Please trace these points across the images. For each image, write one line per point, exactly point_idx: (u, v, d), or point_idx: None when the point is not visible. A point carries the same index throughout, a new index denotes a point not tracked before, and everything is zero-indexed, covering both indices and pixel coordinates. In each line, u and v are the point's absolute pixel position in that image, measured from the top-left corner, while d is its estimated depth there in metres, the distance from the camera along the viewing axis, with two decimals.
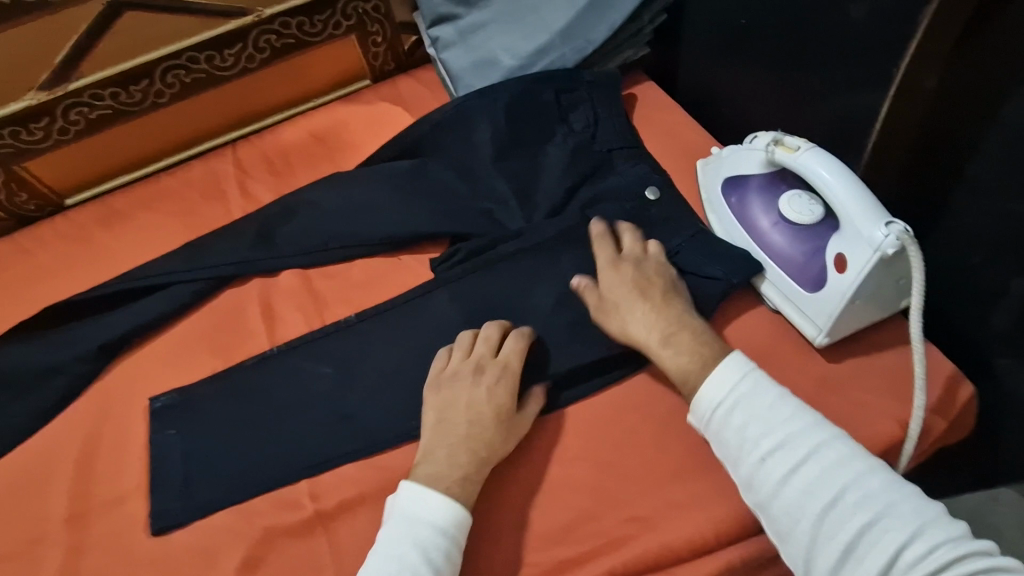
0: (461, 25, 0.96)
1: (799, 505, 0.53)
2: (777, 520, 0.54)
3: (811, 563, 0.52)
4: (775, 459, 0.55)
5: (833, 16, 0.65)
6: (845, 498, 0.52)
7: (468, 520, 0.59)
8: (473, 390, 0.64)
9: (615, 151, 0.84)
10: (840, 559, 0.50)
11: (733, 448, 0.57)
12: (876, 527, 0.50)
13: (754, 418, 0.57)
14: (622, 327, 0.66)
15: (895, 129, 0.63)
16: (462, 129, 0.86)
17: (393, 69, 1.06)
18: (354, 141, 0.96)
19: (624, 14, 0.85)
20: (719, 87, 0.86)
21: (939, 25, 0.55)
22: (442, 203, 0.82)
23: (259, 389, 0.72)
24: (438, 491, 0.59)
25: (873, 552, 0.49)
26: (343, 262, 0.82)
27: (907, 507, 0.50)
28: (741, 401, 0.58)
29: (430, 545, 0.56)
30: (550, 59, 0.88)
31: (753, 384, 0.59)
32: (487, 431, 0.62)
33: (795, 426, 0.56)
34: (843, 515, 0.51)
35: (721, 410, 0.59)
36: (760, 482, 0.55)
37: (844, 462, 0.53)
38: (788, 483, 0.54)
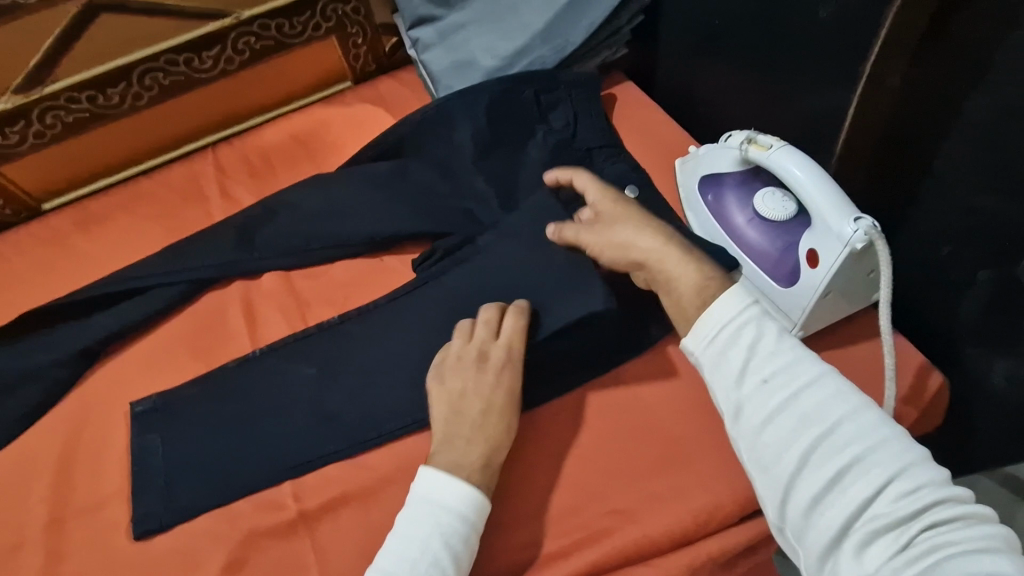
0: (441, 27, 0.96)
1: (784, 441, 0.49)
2: (756, 453, 0.51)
3: (786, 500, 0.49)
4: (766, 393, 0.51)
5: (802, 16, 0.66)
6: (833, 436, 0.48)
7: (487, 506, 0.60)
8: (479, 377, 0.64)
9: (594, 150, 0.85)
10: (819, 498, 0.47)
11: (722, 379, 0.53)
12: (860, 469, 0.47)
13: (749, 350, 0.53)
14: (630, 237, 0.66)
15: (862, 127, 0.65)
16: (443, 129, 0.86)
17: (374, 70, 1.06)
18: (335, 143, 0.96)
19: (602, 15, 0.86)
20: (696, 87, 0.88)
21: (901, 27, 0.57)
22: (423, 204, 0.82)
23: (241, 391, 0.72)
24: (461, 478, 0.59)
25: (853, 493, 0.46)
26: (326, 263, 0.83)
27: (897, 451, 0.47)
28: (735, 332, 0.54)
29: (450, 532, 0.57)
30: (530, 60, 0.89)
31: (752, 317, 0.54)
32: (500, 415, 0.63)
33: (792, 361, 0.52)
34: (829, 455, 0.48)
35: (713, 342, 0.55)
36: (746, 415, 0.52)
37: (839, 400, 0.49)
38: (776, 417, 0.50)
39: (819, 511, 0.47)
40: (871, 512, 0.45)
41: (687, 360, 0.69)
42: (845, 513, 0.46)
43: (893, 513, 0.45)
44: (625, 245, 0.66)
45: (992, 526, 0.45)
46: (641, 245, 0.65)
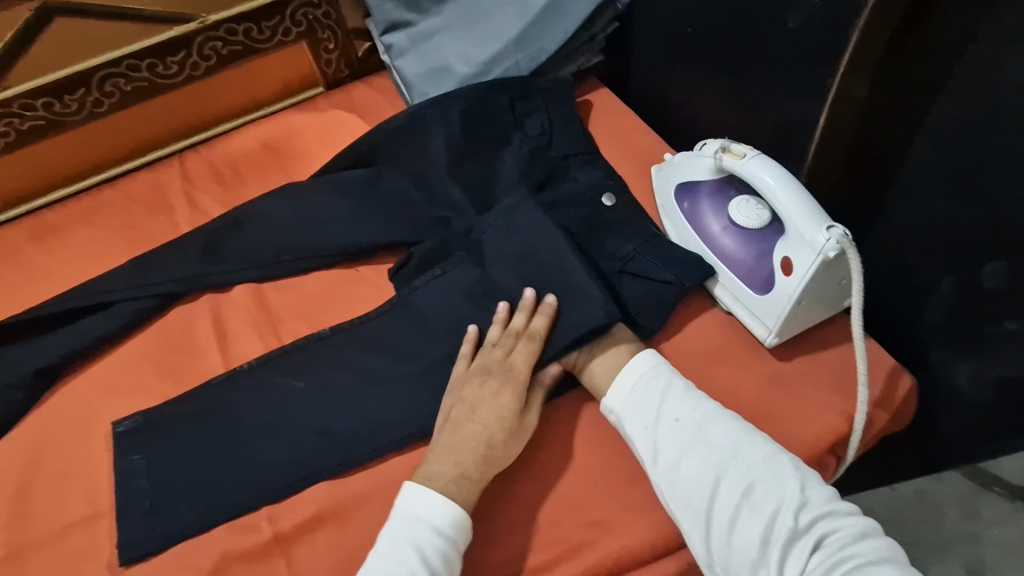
0: (415, 32, 0.95)
1: (695, 476, 0.56)
2: (677, 492, 0.57)
3: (706, 532, 0.54)
4: (674, 436, 0.59)
5: (772, 27, 0.67)
6: (734, 466, 0.55)
7: (467, 522, 0.59)
8: (477, 392, 0.64)
9: (570, 157, 0.85)
10: (731, 524, 0.53)
11: (637, 428, 0.61)
12: (761, 493, 0.53)
13: (657, 400, 0.61)
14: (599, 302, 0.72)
15: (833, 138, 0.65)
16: (417, 137, 0.85)
17: (346, 75, 1.03)
18: (306, 150, 0.94)
19: (574, 24, 0.87)
20: (670, 94, 0.88)
21: (869, 39, 0.58)
22: (399, 214, 0.81)
23: (212, 410, 0.69)
24: (436, 491, 0.59)
25: (758, 514, 0.52)
26: (298, 275, 0.81)
27: (785, 470, 0.55)
28: (644, 386, 0.63)
29: (426, 545, 0.56)
30: (505, 67, 0.89)
31: (656, 372, 0.63)
32: (492, 434, 0.62)
33: (693, 405, 0.60)
34: (734, 482, 0.55)
35: (627, 398, 0.63)
36: (662, 456, 0.59)
37: (734, 434, 0.58)
38: (688, 453, 0.58)
39: (735, 536, 0.53)
40: (773, 529, 0.52)
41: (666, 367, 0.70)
42: (754, 532, 0.52)
43: (790, 525, 0.51)
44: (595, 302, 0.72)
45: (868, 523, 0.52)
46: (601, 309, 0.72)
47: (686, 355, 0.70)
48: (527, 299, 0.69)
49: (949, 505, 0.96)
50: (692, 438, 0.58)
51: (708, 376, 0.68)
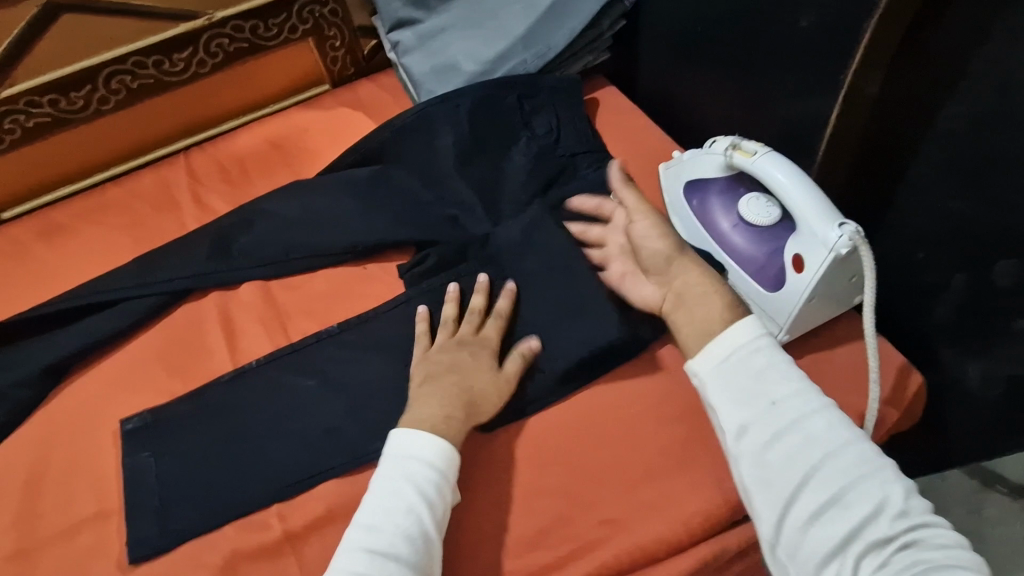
0: (422, 30, 0.95)
1: (782, 460, 0.50)
2: (756, 468, 0.51)
3: (779, 515, 0.49)
4: (767, 416, 0.52)
5: (783, 24, 0.67)
6: (832, 460, 0.49)
7: (456, 457, 0.60)
8: (457, 356, 0.67)
9: (579, 155, 0.85)
10: (813, 515, 0.48)
11: (727, 397, 0.54)
12: (858, 492, 0.47)
13: (756, 373, 0.54)
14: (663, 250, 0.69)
15: (842, 134, 0.65)
16: (425, 135, 0.86)
17: (352, 74, 1.03)
18: (313, 148, 0.93)
19: (582, 22, 0.87)
20: (679, 92, 0.88)
21: (882, 34, 0.57)
22: (407, 212, 0.81)
23: (221, 408, 0.69)
24: (424, 429, 0.60)
25: (848, 513, 0.47)
26: (305, 273, 0.80)
27: (887, 477, 0.48)
28: (745, 355, 0.55)
29: (421, 479, 0.57)
30: (512, 65, 0.89)
31: (760, 343, 0.56)
32: (476, 386, 0.65)
33: (798, 387, 0.53)
34: (830, 474, 0.48)
35: (720, 366, 0.56)
36: (749, 431, 0.52)
37: (839, 426, 0.51)
38: (784, 434, 0.51)
39: (813, 527, 0.48)
40: (861, 532, 0.46)
41: (677, 365, 0.70)
42: (838, 531, 0.47)
43: (884, 535, 0.45)
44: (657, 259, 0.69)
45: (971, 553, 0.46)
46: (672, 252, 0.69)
47: None
48: (482, 279, 0.73)
49: (954, 504, 0.96)
50: (791, 419, 0.51)
51: None
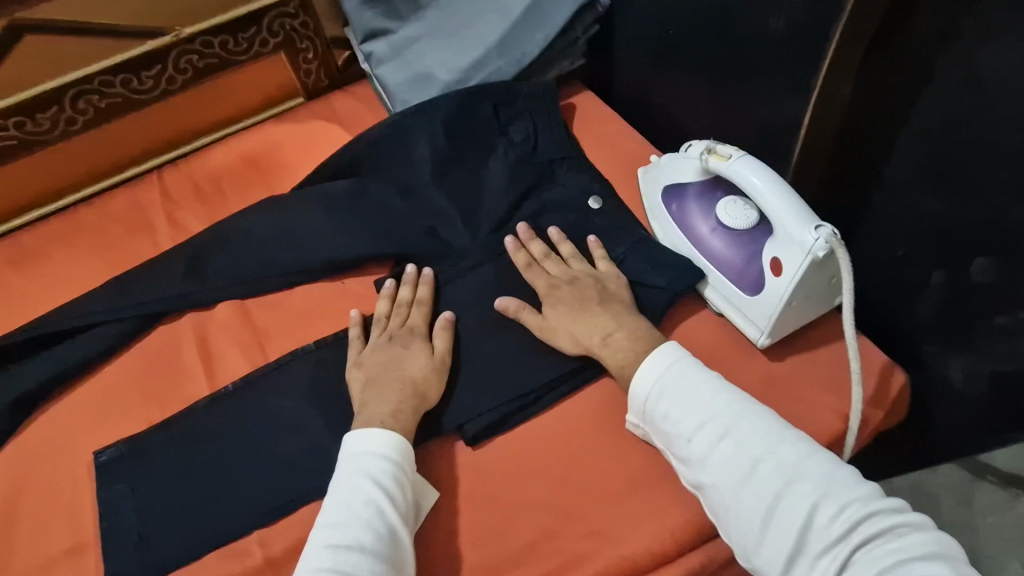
0: (395, 40, 0.94)
1: (723, 476, 0.55)
2: (707, 493, 0.57)
3: (739, 531, 0.54)
4: (697, 440, 0.57)
5: (754, 27, 0.67)
6: (761, 471, 0.54)
7: (410, 448, 0.62)
8: (391, 350, 0.68)
9: (556, 162, 0.85)
10: (763, 524, 0.52)
11: (662, 431, 0.60)
12: (790, 497, 0.52)
13: (682, 396, 0.60)
14: (584, 274, 0.72)
15: (817, 136, 0.65)
16: (401, 146, 0.85)
17: (326, 86, 1.02)
18: (289, 162, 0.92)
19: (555, 27, 0.86)
20: (654, 95, 0.88)
21: (853, 36, 0.57)
22: (385, 225, 0.80)
23: (199, 432, 0.68)
24: (375, 426, 0.62)
25: (793, 517, 0.51)
26: (283, 290, 0.79)
27: (823, 473, 0.52)
28: (664, 385, 0.61)
29: (377, 471, 0.59)
30: (487, 73, 0.88)
31: (679, 365, 0.61)
32: (412, 373, 0.66)
33: (716, 408, 0.58)
34: (760, 486, 0.53)
35: (649, 395, 0.61)
36: (688, 458, 0.58)
37: (767, 433, 0.56)
38: (714, 457, 0.56)
39: (768, 538, 0.52)
40: (811, 533, 0.50)
41: None
42: (788, 535, 0.50)
43: (828, 531, 0.49)
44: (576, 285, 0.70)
45: (919, 528, 0.49)
46: (611, 272, 0.72)
47: None
48: (410, 270, 0.75)
49: (946, 498, 0.96)
50: (717, 441, 0.57)
51: None
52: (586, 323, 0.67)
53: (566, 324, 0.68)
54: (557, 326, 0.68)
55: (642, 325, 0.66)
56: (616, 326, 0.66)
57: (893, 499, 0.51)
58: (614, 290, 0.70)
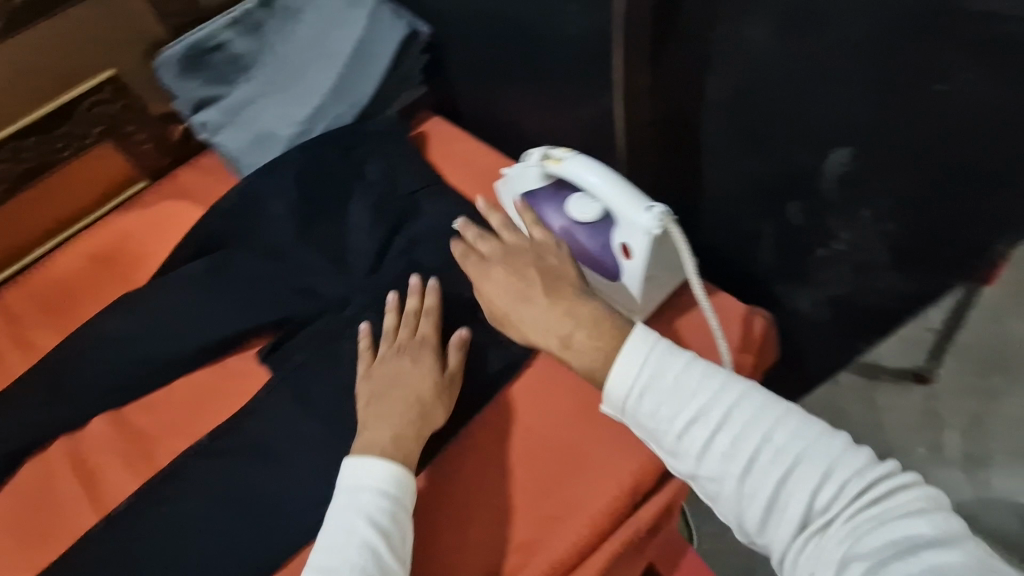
0: (228, 105, 0.91)
1: (718, 469, 0.51)
2: (703, 487, 0.53)
3: (739, 518, 0.51)
4: (687, 436, 0.53)
5: (556, 35, 0.71)
6: (757, 458, 0.50)
7: (411, 481, 0.61)
8: (400, 364, 0.68)
9: (418, 192, 0.86)
10: (767, 514, 0.49)
11: (647, 430, 0.55)
12: (789, 481, 0.49)
13: (666, 391, 0.54)
14: (529, 263, 0.69)
15: (635, 120, 0.68)
16: (256, 212, 0.83)
17: (169, 163, 0.97)
18: (143, 251, 0.88)
19: (384, 66, 0.89)
20: (497, 109, 0.91)
21: (634, 31, 0.60)
22: (256, 295, 0.78)
23: (94, 562, 0.64)
24: (375, 455, 0.61)
25: (793, 502, 0.48)
26: (161, 388, 0.75)
27: (819, 446, 0.49)
28: (643, 383, 0.55)
29: (373, 509, 0.57)
30: (329, 120, 0.89)
31: (656, 357, 0.56)
32: (420, 393, 0.66)
33: (701, 399, 0.53)
34: (758, 475, 0.50)
35: (628, 395, 0.56)
36: (680, 455, 0.53)
37: (760, 414, 0.51)
38: (707, 451, 0.52)
39: (770, 522, 0.49)
40: (811, 511, 0.48)
41: (551, 373, 0.72)
42: (790, 517, 0.48)
43: (827, 506, 0.47)
44: (522, 283, 0.67)
45: (913, 482, 0.47)
46: (563, 261, 0.69)
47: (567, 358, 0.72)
48: (414, 280, 0.74)
49: None
50: (708, 434, 0.52)
51: None
52: (542, 324, 0.65)
53: (525, 327, 0.67)
54: (519, 329, 0.67)
55: (598, 313, 0.63)
56: (571, 323, 0.63)
57: (886, 459, 0.49)
58: (563, 279, 0.67)
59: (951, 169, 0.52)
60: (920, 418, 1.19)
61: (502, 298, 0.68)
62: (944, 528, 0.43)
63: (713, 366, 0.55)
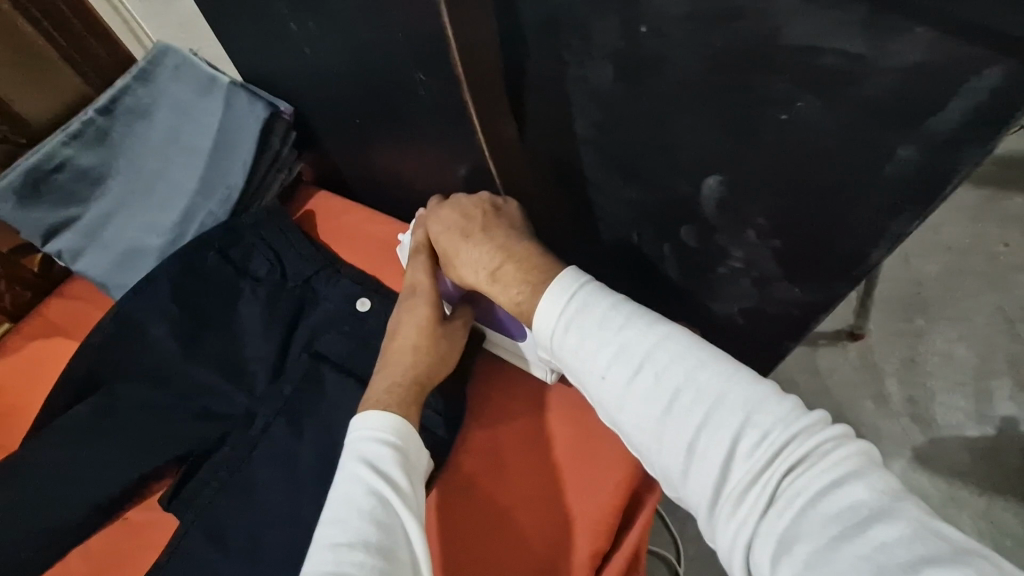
0: (85, 225, 0.83)
1: (641, 414, 0.48)
2: (628, 433, 0.50)
3: (664, 466, 0.47)
4: (611, 377, 0.50)
5: (414, 97, 0.68)
6: (680, 400, 0.46)
7: (412, 432, 0.60)
8: (402, 309, 0.68)
9: (312, 277, 0.80)
10: (691, 463, 0.45)
11: (575, 369, 0.53)
12: (711, 427, 0.44)
13: (591, 328, 0.51)
14: (480, 203, 0.67)
15: (506, 163, 0.69)
16: (135, 337, 0.76)
17: (32, 296, 0.87)
18: (14, 406, 0.78)
19: (248, 154, 0.82)
20: (379, 173, 0.87)
21: (483, 82, 0.60)
22: (148, 432, 0.71)
23: None
24: (375, 407, 0.61)
25: (715, 449, 0.44)
26: (55, 563, 0.67)
27: (743, 391, 0.45)
28: (566, 322, 0.53)
29: (376, 457, 0.56)
30: (200, 221, 0.83)
31: (582, 299, 0.53)
32: (416, 340, 0.66)
33: (625, 337, 0.50)
34: (679, 417, 0.46)
35: (555, 330, 0.53)
36: (605, 397, 0.50)
37: (685, 357, 0.48)
38: (630, 392, 0.48)
39: (694, 473, 0.45)
40: (738, 462, 0.43)
41: (485, 449, 0.69)
42: (714, 469, 0.44)
43: (754, 461, 0.42)
44: (467, 220, 0.65)
45: (851, 441, 0.42)
46: (499, 202, 0.67)
47: (499, 431, 0.70)
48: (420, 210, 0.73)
49: None
50: (631, 374, 0.49)
51: (524, 439, 0.69)
52: (473, 258, 0.63)
53: (461, 263, 0.65)
54: (459, 260, 0.66)
55: (533, 250, 0.61)
56: (502, 257, 0.61)
57: (823, 413, 0.43)
58: (507, 221, 0.65)
59: (818, 187, 0.51)
60: (861, 376, 1.22)
61: (444, 234, 0.67)
62: (884, 493, 0.39)
63: (639, 306, 0.52)
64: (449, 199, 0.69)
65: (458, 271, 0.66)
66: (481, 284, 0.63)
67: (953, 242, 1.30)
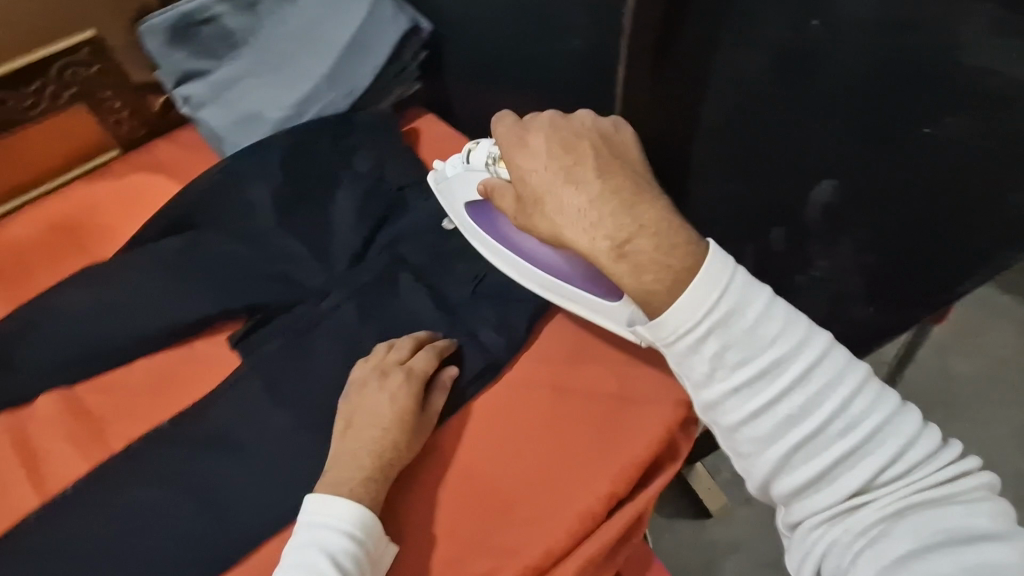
0: (214, 81, 0.88)
1: (770, 433, 0.49)
2: (742, 445, 0.51)
3: (773, 479, 0.50)
4: (746, 393, 0.49)
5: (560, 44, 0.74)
6: (818, 428, 0.48)
7: (377, 525, 0.59)
8: (381, 393, 0.65)
9: (406, 187, 0.84)
10: (810, 484, 0.48)
11: (704, 377, 0.50)
12: (846, 457, 0.47)
13: (740, 339, 0.48)
14: (587, 134, 0.57)
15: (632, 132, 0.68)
16: (236, 191, 0.81)
17: (144, 135, 0.92)
18: (107, 227, 0.84)
19: (381, 59, 0.87)
20: (491, 113, 0.91)
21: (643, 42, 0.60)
22: (228, 281, 0.75)
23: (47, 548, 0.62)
24: (342, 496, 0.59)
25: (845, 477, 0.47)
26: (118, 370, 0.72)
27: (884, 423, 0.47)
28: (711, 327, 0.48)
29: (335, 549, 0.56)
30: (320, 107, 0.87)
31: (734, 300, 0.49)
32: (393, 435, 0.63)
33: (774, 354, 0.48)
34: (813, 443, 0.48)
35: (694, 334, 0.49)
36: (732, 411, 0.50)
37: (833, 382, 0.48)
38: (765, 411, 0.49)
39: (809, 491, 0.48)
40: (864, 489, 0.47)
41: (533, 374, 0.72)
42: (838, 488, 0.47)
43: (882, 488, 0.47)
44: (577, 168, 0.55)
45: (968, 473, 0.47)
46: (616, 143, 0.56)
47: (550, 360, 0.73)
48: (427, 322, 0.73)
49: None
50: (770, 395, 0.49)
51: (573, 373, 0.71)
52: (590, 220, 0.52)
53: (569, 223, 0.54)
54: (565, 216, 0.54)
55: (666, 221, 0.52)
56: (633, 228, 0.51)
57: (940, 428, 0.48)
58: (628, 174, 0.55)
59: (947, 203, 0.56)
60: None
61: (547, 183, 0.55)
62: (996, 522, 0.44)
63: (788, 316, 0.49)
64: (548, 139, 0.57)
65: (559, 229, 0.54)
66: (593, 250, 0.52)
67: (991, 347, 1.31)
